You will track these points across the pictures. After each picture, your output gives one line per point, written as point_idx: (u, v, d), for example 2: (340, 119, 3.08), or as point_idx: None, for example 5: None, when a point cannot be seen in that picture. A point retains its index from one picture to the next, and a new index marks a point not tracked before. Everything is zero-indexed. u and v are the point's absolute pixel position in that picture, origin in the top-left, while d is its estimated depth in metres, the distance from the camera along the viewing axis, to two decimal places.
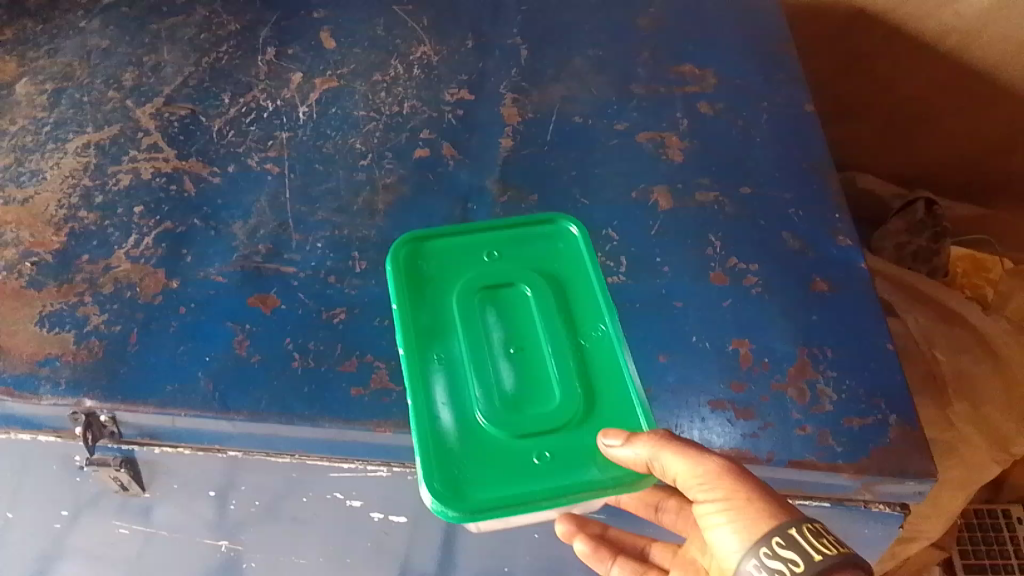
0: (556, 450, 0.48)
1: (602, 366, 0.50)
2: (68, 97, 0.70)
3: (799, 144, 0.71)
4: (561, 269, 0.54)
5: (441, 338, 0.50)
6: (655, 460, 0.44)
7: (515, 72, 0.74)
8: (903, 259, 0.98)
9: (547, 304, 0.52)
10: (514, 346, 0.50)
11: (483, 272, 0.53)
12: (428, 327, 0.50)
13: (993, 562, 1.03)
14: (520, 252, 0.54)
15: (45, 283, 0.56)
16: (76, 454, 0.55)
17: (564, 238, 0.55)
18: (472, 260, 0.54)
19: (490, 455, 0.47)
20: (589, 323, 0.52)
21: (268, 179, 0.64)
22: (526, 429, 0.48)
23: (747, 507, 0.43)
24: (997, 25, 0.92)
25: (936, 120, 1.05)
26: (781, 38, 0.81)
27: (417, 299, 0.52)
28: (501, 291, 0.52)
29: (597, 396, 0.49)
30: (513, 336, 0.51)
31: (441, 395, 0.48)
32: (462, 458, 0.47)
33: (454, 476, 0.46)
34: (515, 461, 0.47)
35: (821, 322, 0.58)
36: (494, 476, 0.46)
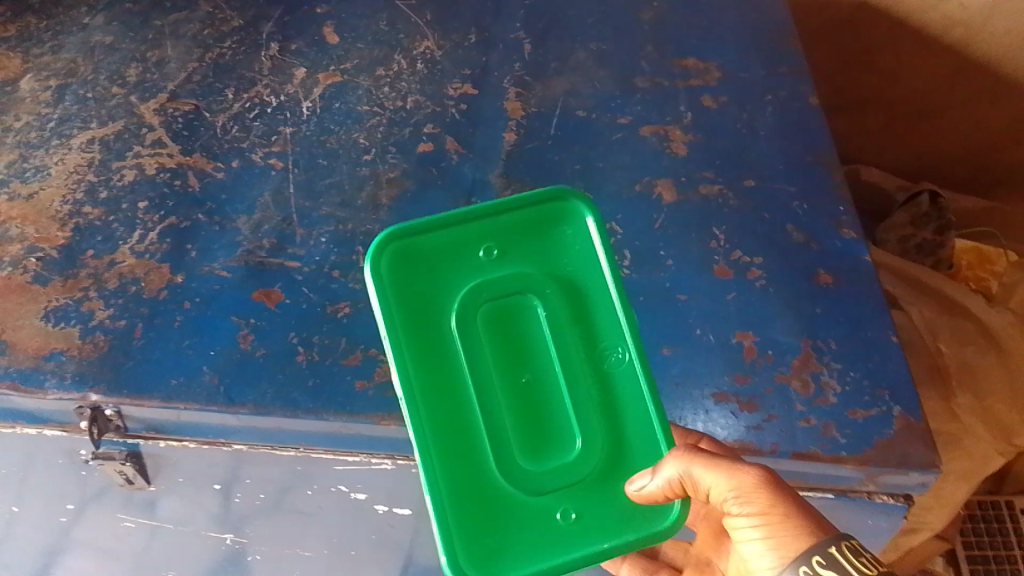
0: (578, 506, 0.49)
1: (619, 398, 0.50)
2: (72, 93, 0.70)
3: (803, 137, 0.71)
4: (571, 276, 0.51)
5: (447, 370, 0.49)
6: (689, 477, 0.45)
7: (518, 66, 0.74)
8: (907, 251, 0.98)
9: (558, 325, 0.50)
10: (526, 376, 0.50)
11: (484, 282, 0.50)
12: (432, 358, 0.49)
13: (997, 553, 1.05)
14: (522, 255, 0.51)
15: (51, 279, 0.56)
16: (82, 447, 0.55)
17: (570, 230, 0.51)
18: (470, 263, 0.50)
19: (510, 514, 0.48)
20: (606, 348, 0.50)
21: (271, 174, 0.64)
22: (546, 488, 0.48)
23: (784, 523, 0.43)
24: (1001, 18, 0.91)
25: (941, 113, 1.05)
26: (785, 31, 0.80)
27: (414, 319, 0.49)
28: (505, 305, 0.50)
29: (618, 431, 0.50)
30: (522, 364, 0.50)
31: (455, 447, 0.48)
32: (481, 519, 0.48)
33: (481, 546, 0.47)
34: (538, 522, 0.48)
35: (825, 315, 0.58)
36: (514, 538, 0.48)
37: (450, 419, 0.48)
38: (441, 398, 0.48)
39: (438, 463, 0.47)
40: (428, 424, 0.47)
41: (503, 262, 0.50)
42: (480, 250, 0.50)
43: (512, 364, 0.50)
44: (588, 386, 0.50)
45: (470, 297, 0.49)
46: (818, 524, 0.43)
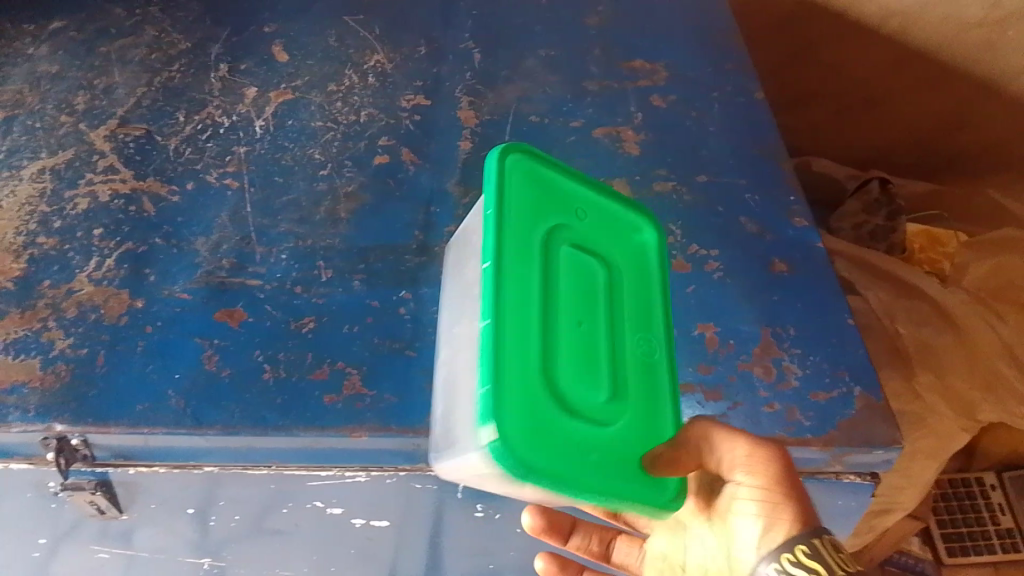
0: (597, 446, 0.45)
1: (655, 382, 0.49)
2: (20, 124, 0.69)
3: (751, 131, 0.72)
4: (631, 278, 0.51)
5: (525, 280, 0.45)
6: (706, 445, 0.46)
7: (470, 75, 0.75)
8: (861, 238, 1.00)
9: (613, 306, 0.49)
10: (584, 325, 0.47)
11: (569, 237, 0.49)
12: (518, 250, 0.45)
13: (971, 530, 1.09)
14: (603, 232, 0.51)
15: (7, 311, 0.56)
16: (49, 480, 0.54)
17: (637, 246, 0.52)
18: (563, 210, 0.49)
19: (554, 423, 0.43)
20: (652, 345, 0.49)
21: (228, 194, 0.64)
22: (580, 411, 0.44)
23: (780, 506, 0.45)
24: (934, 9, 0.93)
25: (886, 100, 1.08)
26: (727, 31, 0.83)
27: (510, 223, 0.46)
28: (581, 253, 0.48)
29: (644, 402, 0.48)
30: (583, 315, 0.47)
31: (516, 332, 0.43)
32: (530, 416, 0.42)
33: (516, 426, 0.41)
34: (565, 438, 0.43)
35: (783, 302, 0.59)
36: (552, 446, 0.42)
37: (522, 317, 0.44)
38: (519, 296, 0.44)
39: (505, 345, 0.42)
40: (502, 310, 0.43)
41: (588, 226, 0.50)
42: (575, 213, 0.50)
43: (575, 302, 0.47)
44: (631, 365, 0.48)
45: (554, 237, 0.48)
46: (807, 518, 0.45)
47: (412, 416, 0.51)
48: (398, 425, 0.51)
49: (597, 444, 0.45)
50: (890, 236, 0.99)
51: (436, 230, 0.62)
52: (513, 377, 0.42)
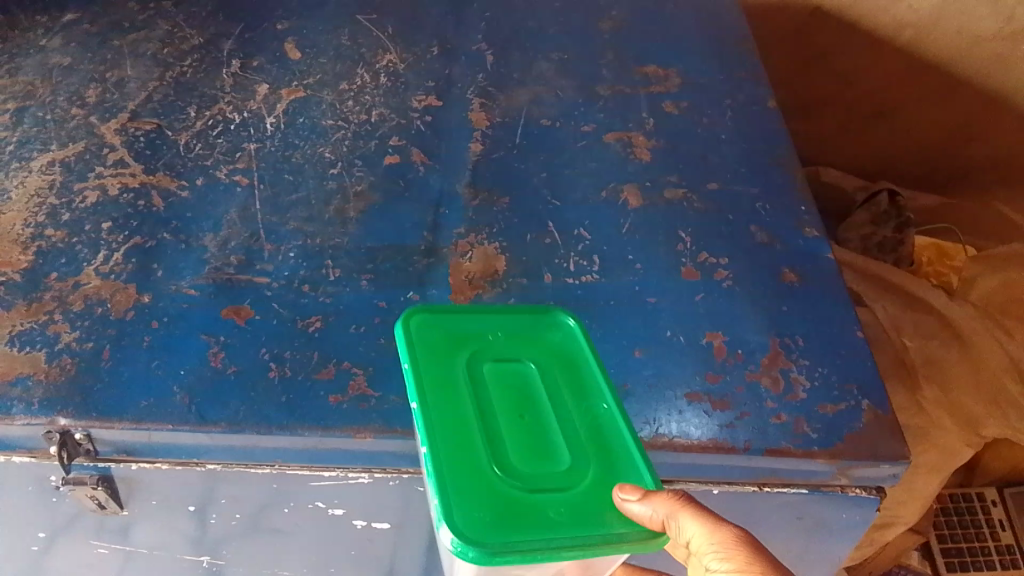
0: (577, 507, 0.40)
1: (616, 439, 0.44)
2: (30, 115, 0.69)
3: (763, 138, 0.72)
4: (564, 364, 0.47)
5: (448, 393, 0.43)
6: (674, 529, 0.40)
7: (482, 77, 0.75)
8: (869, 249, 1.00)
9: (556, 391, 0.45)
10: (523, 419, 0.43)
11: (498, 344, 0.47)
12: (442, 377, 0.44)
13: (970, 545, 1.08)
14: (523, 341, 0.47)
15: (14, 303, 0.55)
16: (51, 474, 0.53)
17: (561, 337, 0.48)
18: (474, 339, 0.47)
19: (516, 502, 0.39)
20: (600, 413, 0.45)
21: (237, 190, 0.63)
22: (547, 485, 0.41)
23: None
24: (951, 17, 0.95)
25: (897, 112, 1.07)
26: (739, 38, 0.83)
27: (421, 352, 0.45)
28: (503, 366, 0.46)
29: (609, 470, 0.43)
30: (519, 407, 0.44)
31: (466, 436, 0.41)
32: (491, 505, 0.39)
33: (479, 517, 0.38)
34: (538, 513, 0.39)
35: (792, 312, 0.59)
36: (514, 523, 0.39)
37: (452, 424, 0.42)
38: (445, 405, 0.42)
39: (439, 451, 0.40)
40: (437, 428, 0.41)
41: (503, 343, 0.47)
42: (494, 329, 0.47)
43: (513, 403, 0.44)
44: (582, 432, 0.44)
45: (474, 352, 0.46)
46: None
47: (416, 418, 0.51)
48: (402, 427, 0.51)
49: (567, 503, 0.40)
50: (898, 248, 0.98)
51: (445, 232, 0.62)
52: (461, 478, 0.39)
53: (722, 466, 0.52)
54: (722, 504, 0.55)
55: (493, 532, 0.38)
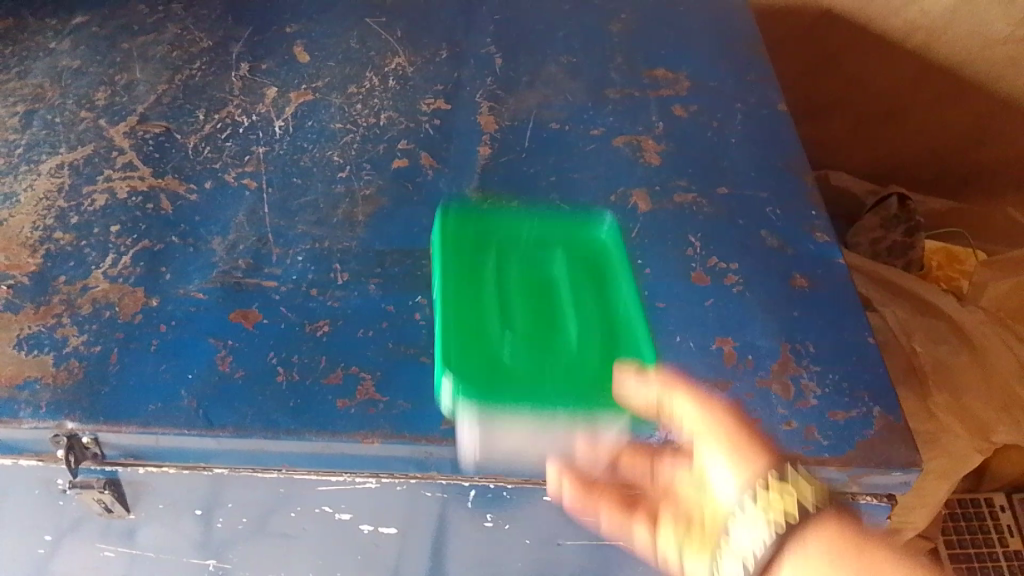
0: (573, 373, 0.48)
1: (625, 335, 0.52)
2: (40, 118, 0.69)
3: (774, 142, 0.72)
4: (589, 270, 0.56)
5: (467, 304, 0.52)
6: (666, 403, 0.46)
7: (491, 80, 0.74)
8: (879, 254, 1.00)
9: (580, 291, 0.54)
10: (535, 319, 0.52)
11: (518, 267, 0.55)
12: (470, 270, 0.54)
13: (978, 551, 1.07)
14: (553, 246, 0.56)
15: (22, 306, 0.55)
16: (58, 477, 0.53)
17: (591, 241, 0.58)
18: (509, 244, 0.56)
19: (515, 366, 0.48)
20: (608, 319, 0.53)
21: (246, 194, 0.63)
22: (548, 355, 0.50)
23: (745, 455, 0.45)
24: (963, 20, 0.95)
25: (908, 116, 1.07)
26: (749, 42, 0.82)
27: (453, 247, 0.55)
28: (529, 267, 0.55)
29: (612, 351, 0.51)
30: (535, 299, 0.53)
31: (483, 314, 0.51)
32: (495, 364, 0.48)
33: (479, 377, 0.47)
34: (534, 375, 0.48)
35: (803, 318, 0.58)
36: (517, 382, 0.47)
37: (472, 304, 0.52)
38: (468, 289, 0.53)
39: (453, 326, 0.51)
40: (459, 306, 0.52)
41: (534, 245, 0.56)
42: (526, 237, 0.57)
43: (532, 295, 0.53)
44: (594, 323, 0.52)
45: (506, 255, 0.55)
46: (859, 550, 0.42)
47: (424, 423, 0.51)
48: (411, 432, 0.50)
49: (567, 372, 0.49)
50: (908, 252, 0.99)
51: None
52: (470, 344, 0.49)
53: None
54: None
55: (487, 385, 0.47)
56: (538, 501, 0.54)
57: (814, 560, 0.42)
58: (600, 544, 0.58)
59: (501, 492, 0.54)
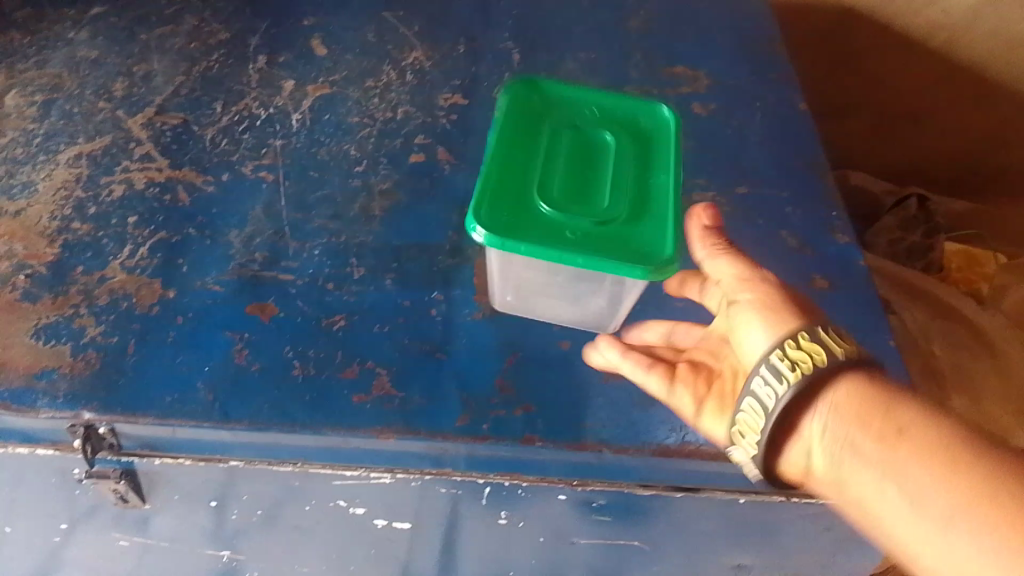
0: (593, 229, 0.48)
1: (661, 201, 0.51)
2: (58, 108, 0.69)
3: (793, 141, 0.71)
4: (640, 146, 0.55)
5: (512, 151, 0.52)
6: (711, 253, 0.52)
7: (508, 76, 0.74)
8: (898, 255, 0.99)
9: (622, 163, 0.53)
10: (574, 176, 0.52)
11: (572, 130, 0.55)
12: (524, 127, 0.54)
13: None
14: (608, 122, 0.56)
15: (39, 296, 0.55)
16: (74, 467, 0.54)
17: (653, 120, 0.57)
18: (568, 113, 0.56)
19: (538, 215, 0.49)
20: (655, 183, 0.52)
21: (263, 186, 0.63)
22: (577, 206, 0.50)
23: (773, 302, 0.49)
24: (988, 21, 0.94)
25: (929, 117, 1.06)
26: (769, 40, 0.81)
27: (514, 100, 0.56)
28: (580, 133, 0.55)
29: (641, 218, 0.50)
30: (579, 162, 0.53)
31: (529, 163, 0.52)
32: (522, 211, 0.49)
33: (504, 217, 0.48)
34: (555, 226, 0.48)
35: (822, 320, 0.58)
36: (538, 230, 0.48)
37: (517, 153, 0.52)
38: (516, 140, 0.53)
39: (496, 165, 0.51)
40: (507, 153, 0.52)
41: (594, 118, 0.56)
42: (587, 107, 0.57)
43: (577, 158, 0.53)
44: (632, 192, 0.51)
45: (562, 121, 0.55)
46: (887, 414, 0.43)
47: (440, 420, 0.51)
48: (426, 428, 0.50)
49: (590, 230, 0.48)
50: (927, 254, 0.98)
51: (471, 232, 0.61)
52: (505, 187, 0.50)
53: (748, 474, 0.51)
54: (747, 512, 0.54)
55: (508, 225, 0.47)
56: (552, 499, 0.54)
57: (841, 411, 0.44)
58: (614, 544, 0.58)
59: (516, 491, 0.53)
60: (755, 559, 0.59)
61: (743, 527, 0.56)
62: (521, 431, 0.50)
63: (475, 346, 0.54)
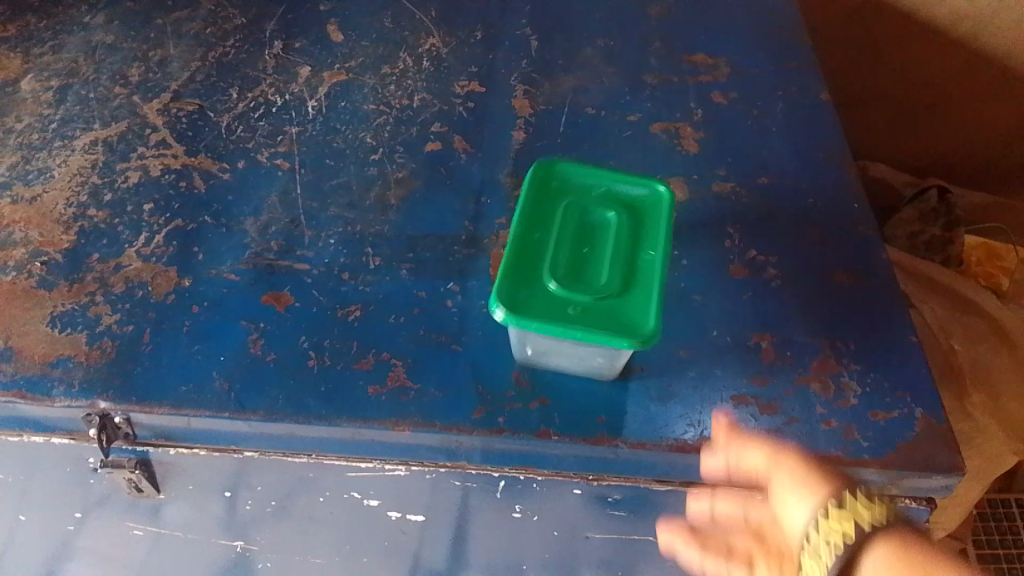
0: (590, 309, 0.47)
1: (651, 274, 0.49)
2: (73, 93, 0.68)
3: (815, 132, 0.70)
4: (644, 218, 0.52)
5: (530, 225, 0.51)
6: (733, 442, 0.47)
7: (526, 63, 0.73)
8: (916, 248, 0.98)
9: (623, 236, 0.51)
10: (589, 248, 0.50)
11: (583, 207, 0.52)
12: (540, 207, 0.52)
13: (1006, 551, 1.03)
14: (620, 196, 0.53)
15: (55, 283, 0.55)
16: (89, 456, 0.54)
17: (656, 198, 0.53)
18: (583, 191, 0.54)
19: (544, 293, 0.48)
20: (649, 260, 0.50)
21: (278, 174, 0.63)
22: (578, 285, 0.48)
23: (803, 485, 0.43)
24: (1010, 14, 0.92)
25: (951, 110, 1.05)
26: (792, 28, 0.80)
27: (533, 181, 0.54)
28: (588, 208, 0.52)
29: (632, 295, 0.48)
30: (587, 240, 0.51)
31: (539, 242, 0.50)
32: (532, 292, 0.48)
33: (514, 296, 0.47)
34: (556, 307, 0.47)
35: (843, 314, 0.57)
36: (545, 304, 0.47)
37: (530, 232, 0.51)
38: (530, 218, 0.52)
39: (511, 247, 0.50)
40: (522, 234, 0.51)
41: (607, 195, 0.53)
42: (600, 183, 0.54)
43: (585, 235, 0.51)
44: (631, 266, 0.49)
45: (575, 196, 0.53)
46: None
47: (456, 412, 0.50)
48: (441, 421, 0.50)
49: (591, 305, 0.47)
50: (946, 247, 0.97)
51: (487, 222, 0.60)
52: (516, 267, 0.49)
53: None
54: None
55: (516, 304, 0.47)
56: (567, 494, 0.54)
57: None
58: (627, 538, 0.58)
59: (530, 484, 0.53)
60: None
61: None
62: (537, 424, 0.50)
63: (491, 338, 0.54)
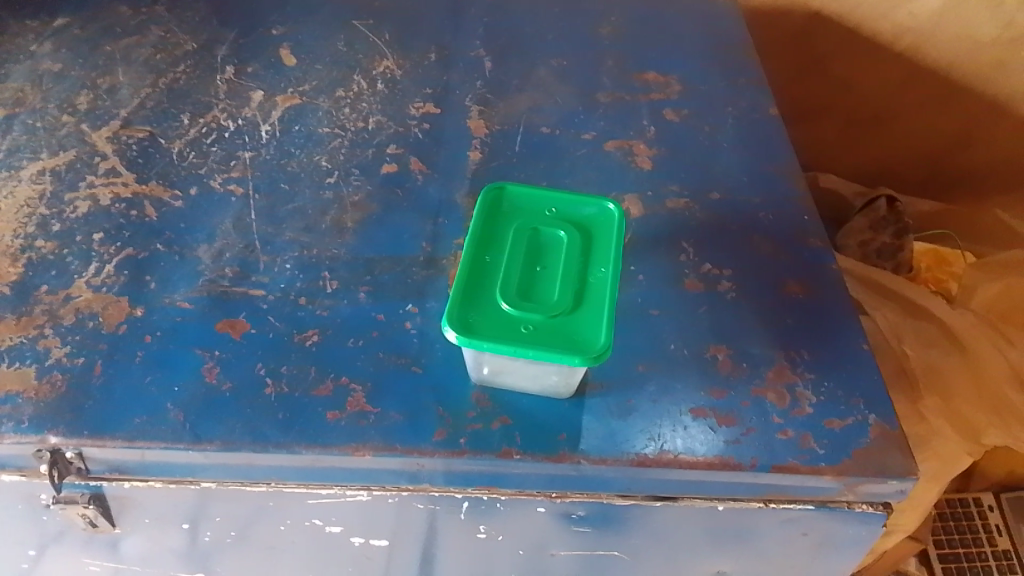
0: (542, 326, 0.47)
1: (601, 290, 0.49)
2: (20, 122, 0.67)
3: (765, 145, 0.71)
4: (594, 235, 0.53)
5: (483, 248, 0.51)
6: None
7: (480, 84, 0.74)
8: (868, 256, 1.00)
9: (574, 254, 0.51)
10: (540, 266, 0.51)
11: (534, 227, 0.53)
12: (491, 229, 0.53)
13: (967, 551, 1.06)
14: (569, 214, 0.54)
15: (2, 317, 0.54)
16: (41, 492, 0.52)
17: (605, 217, 0.54)
18: (532, 211, 0.54)
19: (498, 314, 0.48)
20: (599, 278, 0.50)
21: (232, 200, 0.62)
22: (531, 303, 0.48)
23: None
24: (950, 25, 0.95)
25: (898, 118, 1.07)
26: (741, 45, 0.82)
27: (485, 204, 0.54)
28: (539, 228, 0.53)
29: (583, 311, 0.48)
30: (538, 259, 0.51)
31: (491, 264, 0.50)
32: (486, 312, 0.48)
33: (468, 319, 0.47)
34: (509, 327, 0.47)
35: (796, 325, 0.58)
36: (499, 324, 0.47)
37: (483, 255, 0.51)
38: (482, 241, 0.52)
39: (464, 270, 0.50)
40: (474, 258, 0.51)
41: (556, 214, 0.54)
42: (550, 204, 0.54)
43: (536, 254, 0.51)
44: (582, 283, 0.50)
45: (525, 218, 0.53)
46: None
47: (416, 435, 0.50)
48: (402, 445, 0.50)
49: (544, 323, 0.47)
50: (897, 254, 0.99)
51: (445, 243, 0.60)
52: (470, 290, 0.49)
53: (726, 483, 0.51)
54: (726, 519, 0.54)
55: (470, 326, 0.47)
56: (531, 512, 0.53)
57: None
58: (593, 554, 0.58)
59: (494, 504, 0.53)
60: (736, 565, 0.59)
61: (723, 532, 0.55)
62: (498, 444, 0.50)
63: (451, 360, 0.54)
